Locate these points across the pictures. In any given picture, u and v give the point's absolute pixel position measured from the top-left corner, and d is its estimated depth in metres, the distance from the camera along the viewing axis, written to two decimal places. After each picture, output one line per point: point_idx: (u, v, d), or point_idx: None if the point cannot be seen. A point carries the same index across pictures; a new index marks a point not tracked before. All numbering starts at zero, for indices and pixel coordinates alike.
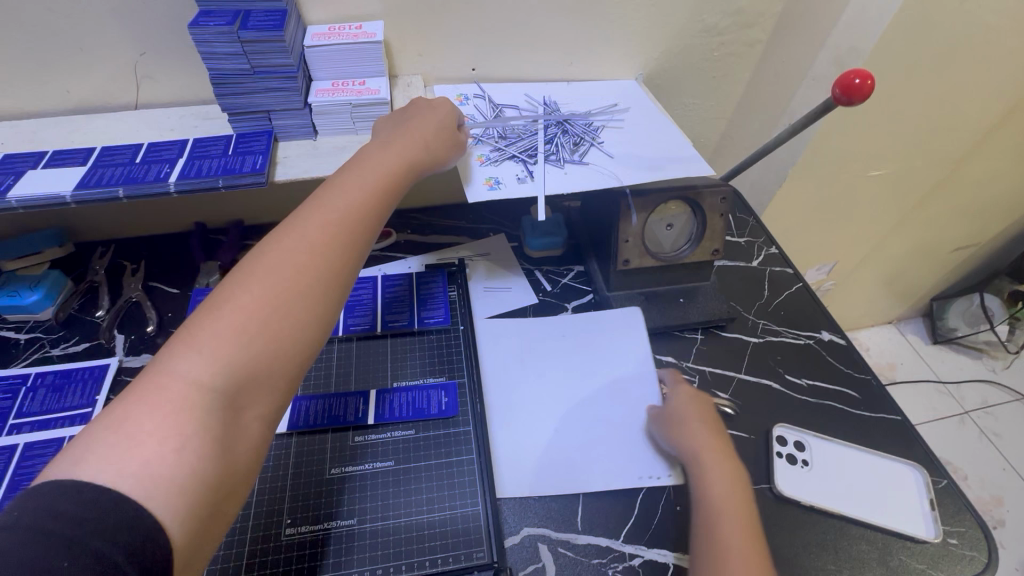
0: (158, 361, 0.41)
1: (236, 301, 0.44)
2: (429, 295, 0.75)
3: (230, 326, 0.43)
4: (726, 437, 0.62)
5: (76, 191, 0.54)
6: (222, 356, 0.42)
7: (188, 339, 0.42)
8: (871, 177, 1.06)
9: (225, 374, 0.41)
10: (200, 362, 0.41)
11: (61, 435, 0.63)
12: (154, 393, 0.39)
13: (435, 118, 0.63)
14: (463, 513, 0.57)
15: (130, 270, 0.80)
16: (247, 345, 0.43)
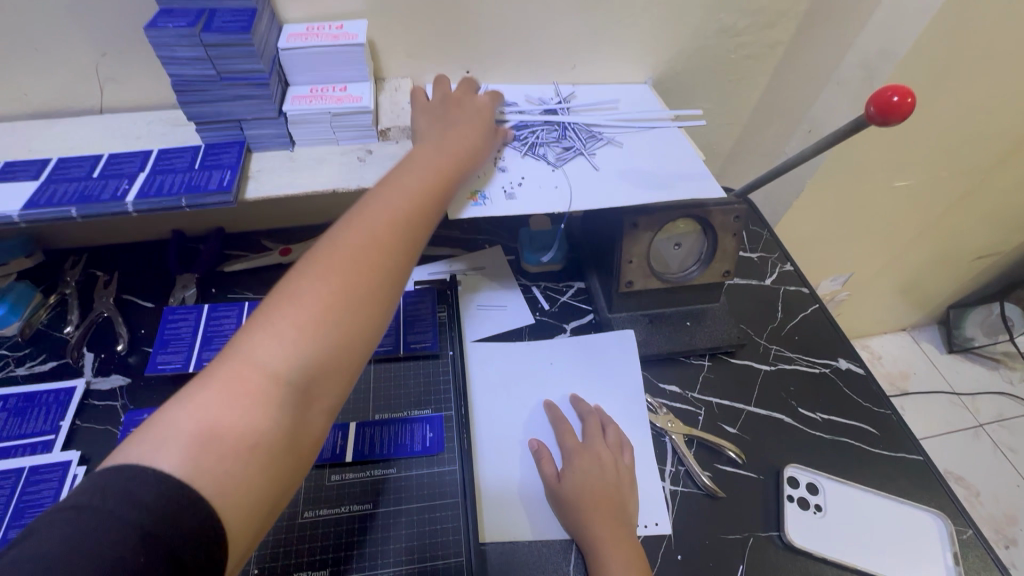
0: (233, 347, 0.38)
1: (314, 284, 0.41)
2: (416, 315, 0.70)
3: (305, 309, 0.40)
4: (623, 511, 0.55)
5: (24, 210, 0.49)
6: (298, 341, 0.39)
7: (264, 322, 0.39)
8: (896, 189, 1.00)
9: (300, 360, 0.39)
10: (280, 346, 0.38)
11: (20, 465, 0.59)
12: (232, 378, 0.36)
13: (484, 107, 0.61)
14: (446, 563, 0.52)
15: (102, 282, 0.75)
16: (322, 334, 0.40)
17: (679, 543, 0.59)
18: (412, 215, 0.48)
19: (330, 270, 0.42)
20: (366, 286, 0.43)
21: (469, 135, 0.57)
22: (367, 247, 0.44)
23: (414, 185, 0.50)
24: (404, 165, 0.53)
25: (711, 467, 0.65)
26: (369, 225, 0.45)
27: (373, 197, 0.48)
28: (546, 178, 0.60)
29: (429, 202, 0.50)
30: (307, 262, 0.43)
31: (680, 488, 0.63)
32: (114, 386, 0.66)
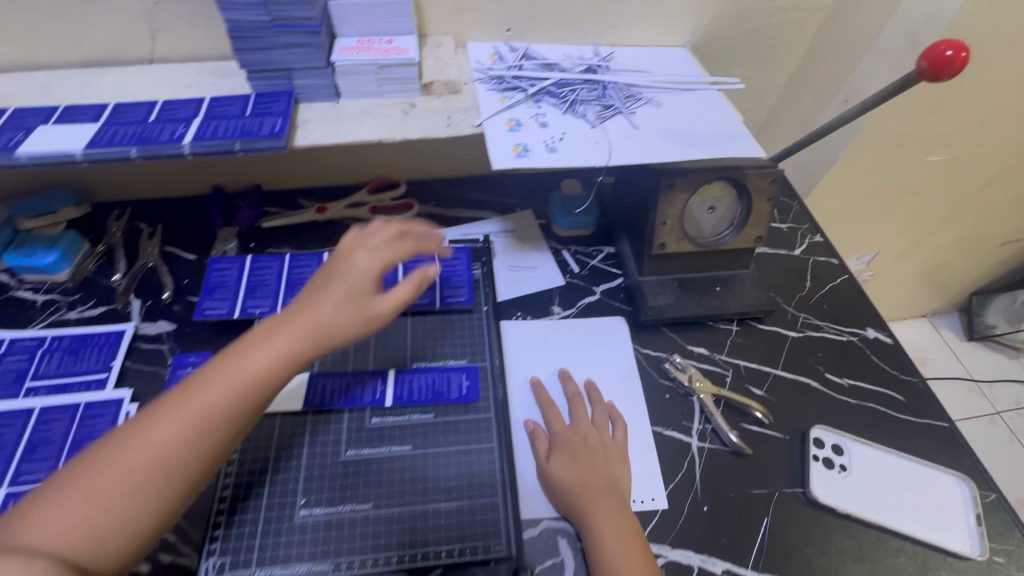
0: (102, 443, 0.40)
1: (100, 470, 0.38)
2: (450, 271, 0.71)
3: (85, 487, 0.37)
4: (613, 484, 0.55)
5: (87, 149, 0.51)
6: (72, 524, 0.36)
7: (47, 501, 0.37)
8: (929, 163, 0.99)
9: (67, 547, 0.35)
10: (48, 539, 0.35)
11: (76, 400, 0.62)
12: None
13: (373, 262, 0.51)
14: (482, 503, 0.54)
15: (147, 234, 0.78)
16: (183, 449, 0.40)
17: (705, 495, 0.61)
18: (224, 416, 0.42)
19: (112, 465, 0.38)
20: (153, 481, 0.39)
21: (329, 299, 0.48)
22: (164, 455, 0.40)
23: (232, 375, 0.43)
24: (250, 334, 0.46)
25: (738, 426, 0.66)
26: (169, 422, 0.41)
27: (198, 373, 0.44)
28: (587, 135, 0.61)
29: (254, 390, 0.44)
30: (109, 439, 0.40)
31: (707, 445, 0.65)
32: (161, 331, 0.69)
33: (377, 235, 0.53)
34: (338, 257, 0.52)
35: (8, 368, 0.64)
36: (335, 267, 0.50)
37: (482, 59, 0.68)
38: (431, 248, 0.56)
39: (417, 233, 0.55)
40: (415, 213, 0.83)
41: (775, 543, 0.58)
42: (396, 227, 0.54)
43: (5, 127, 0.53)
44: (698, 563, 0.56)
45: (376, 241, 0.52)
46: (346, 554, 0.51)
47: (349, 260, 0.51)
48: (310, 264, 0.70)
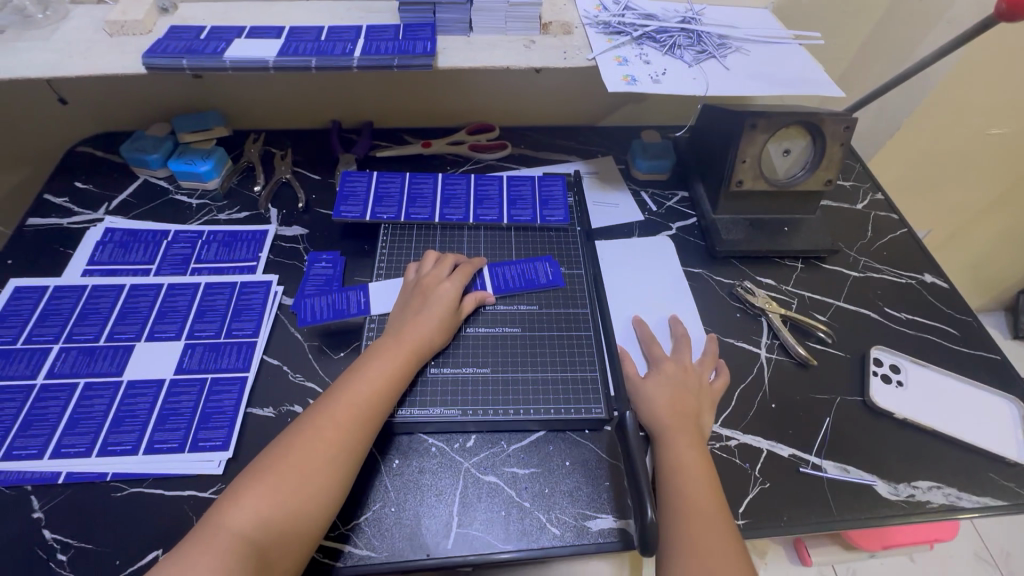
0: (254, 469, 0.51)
1: (284, 469, 0.50)
2: (544, 198, 0.81)
3: (278, 483, 0.50)
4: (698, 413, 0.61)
5: (278, 58, 0.62)
6: (273, 502, 0.49)
7: (246, 489, 0.49)
8: (990, 137, 1.04)
9: (274, 529, 0.48)
10: (258, 511, 0.48)
11: (232, 280, 0.74)
12: (213, 545, 0.46)
13: (450, 297, 0.65)
14: (584, 375, 0.65)
15: (279, 156, 0.89)
16: (324, 428, 0.53)
17: (774, 395, 0.69)
18: (369, 402, 0.56)
19: (288, 466, 0.51)
20: (330, 462, 0.52)
21: (428, 325, 0.62)
22: (328, 447, 0.52)
23: (374, 378, 0.57)
24: (366, 354, 0.60)
25: (803, 344, 0.74)
26: (327, 422, 0.53)
27: (335, 386, 0.57)
28: (685, 72, 0.69)
29: (383, 393, 0.57)
30: (280, 442, 0.53)
31: (775, 356, 0.72)
32: (296, 234, 0.80)
33: (439, 273, 0.68)
34: (417, 296, 0.65)
35: (176, 252, 0.76)
36: (413, 306, 0.64)
37: (589, 8, 0.76)
38: (474, 263, 0.71)
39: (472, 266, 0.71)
40: (507, 152, 0.93)
41: (836, 438, 0.66)
42: (450, 259, 0.70)
43: (209, 39, 0.64)
44: (768, 447, 0.64)
45: (445, 279, 0.67)
46: (471, 405, 0.62)
47: (436, 293, 0.65)
48: (426, 184, 0.82)
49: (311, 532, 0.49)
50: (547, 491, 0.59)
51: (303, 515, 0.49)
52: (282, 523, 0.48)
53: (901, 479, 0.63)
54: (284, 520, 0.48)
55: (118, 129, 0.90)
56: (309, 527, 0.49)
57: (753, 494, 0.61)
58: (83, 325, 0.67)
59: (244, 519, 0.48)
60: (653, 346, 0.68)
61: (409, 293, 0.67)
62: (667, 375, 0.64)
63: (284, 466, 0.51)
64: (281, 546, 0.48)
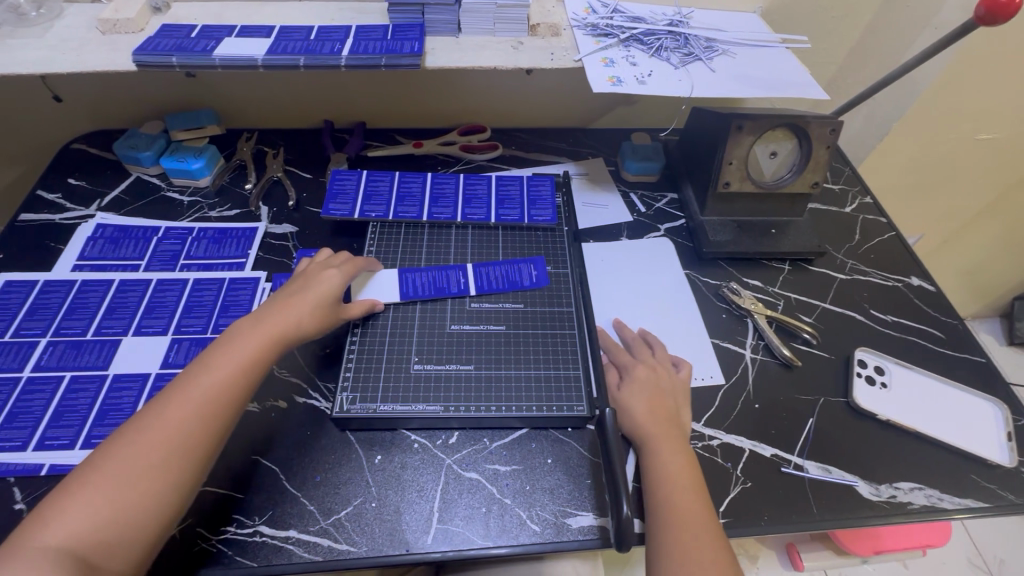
0: (84, 470, 0.48)
1: (115, 467, 0.47)
2: (532, 199, 0.82)
3: (106, 485, 0.47)
4: (677, 421, 0.62)
5: (267, 56, 0.63)
6: (102, 504, 0.46)
7: (66, 494, 0.46)
8: (980, 142, 1.05)
9: (100, 532, 0.45)
10: (81, 517, 0.45)
11: (221, 276, 0.74)
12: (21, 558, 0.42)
13: (330, 284, 0.63)
14: (565, 373, 0.65)
15: (271, 154, 0.90)
16: (163, 425, 0.50)
17: (757, 395, 0.69)
18: (217, 395, 0.53)
19: (119, 466, 0.48)
20: (171, 457, 0.49)
21: (299, 310, 0.60)
22: (163, 447, 0.49)
23: (224, 366, 0.55)
24: (221, 342, 0.57)
25: (788, 345, 0.74)
26: (167, 418, 0.50)
27: (179, 377, 0.54)
28: (671, 74, 0.70)
29: (240, 381, 0.55)
30: (113, 442, 0.49)
31: (759, 357, 0.72)
32: (286, 232, 0.80)
33: (325, 263, 0.67)
34: (297, 282, 0.64)
35: (166, 248, 0.76)
36: (287, 292, 0.62)
37: (578, 11, 0.77)
38: (368, 263, 0.70)
39: (362, 265, 0.69)
40: (498, 153, 0.94)
41: (819, 439, 0.66)
42: (342, 254, 0.69)
43: (199, 37, 0.65)
44: (750, 446, 0.64)
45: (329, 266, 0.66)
46: (454, 401, 0.62)
47: (315, 281, 0.64)
48: (416, 183, 0.82)
49: (144, 531, 0.47)
50: (528, 488, 0.59)
51: (135, 515, 0.46)
52: (108, 526, 0.45)
53: (883, 480, 0.63)
54: (109, 523, 0.45)
55: (113, 127, 0.91)
56: (142, 526, 0.47)
57: (734, 494, 0.61)
58: (70, 320, 0.68)
59: (63, 526, 0.44)
60: (627, 348, 0.69)
61: (287, 284, 0.64)
62: (643, 376, 0.65)
63: (115, 464, 0.48)
64: (107, 550, 0.45)
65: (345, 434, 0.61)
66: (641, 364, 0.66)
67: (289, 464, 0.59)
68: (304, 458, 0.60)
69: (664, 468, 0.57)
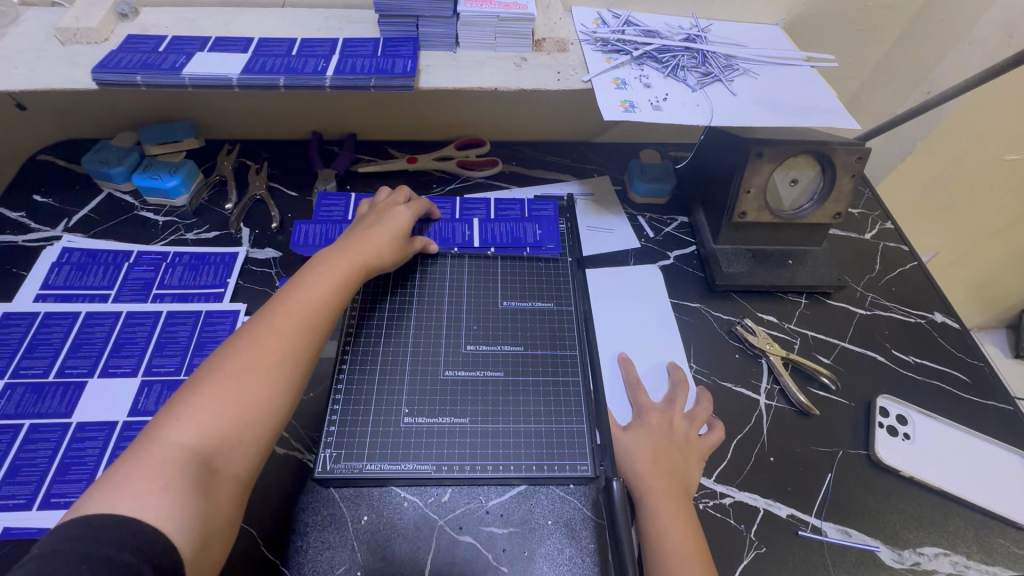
0: (197, 379, 0.47)
1: (228, 375, 0.47)
2: (521, 224, 0.76)
3: (225, 388, 0.47)
4: (682, 477, 0.57)
5: (242, 75, 0.57)
6: (220, 406, 0.46)
7: (187, 396, 0.46)
8: (1006, 163, 0.99)
9: (221, 434, 0.45)
10: (203, 421, 0.45)
11: (198, 308, 0.69)
12: (152, 460, 0.42)
13: (401, 219, 0.67)
14: (570, 428, 0.60)
15: (254, 170, 0.84)
16: (273, 333, 0.51)
17: (773, 447, 0.64)
18: (316, 309, 0.54)
19: (234, 373, 0.48)
20: (283, 361, 0.50)
21: (379, 241, 0.63)
22: (275, 352, 0.50)
23: (319, 286, 0.56)
24: (308, 266, 0.58)
25: (804, 389, 0.69)
26: (273, 328, 0.51)
27: (278, 294, 0.55)
28: (688, 97, 0.64)
29: (334, 298, 0.56)
30: (225, 350, 0.50)
31: (774, 404, 0.68)
32: (268, 258, 0.75)
33: (393, 200, 0.70)
34: (370, 217, 0.67)
35: (137, 277, 0.71)
36: (363, 225, 0.65)
37: (587, 23, 0.71)
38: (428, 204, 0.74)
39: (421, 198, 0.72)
40: (498, 170, 0.88)
41: (838, 498, 0.61)
42: (406, 190, 0.72)
43: (168, 52, 0.59)
44: (765, 506, 0.60)
45: (397, 202, 0.69)
46: (446, 459, 0.57)
47: (387, 216, 0.67)
48: None
49: (262, 436, 0.47)
50: (526, 554, 0.55)
51: (253, 420, 0.47)
52: (230, 429, 0.46)
53: (906, 544, 0.59)
54: (230, 426, 0.46)
55: (83, 138, 0.85)
56: (260, 430, 0.47)
57: (748, 559, 0.57)
58: (31, 359, 0.63)
59: (186, 430, 0.44)
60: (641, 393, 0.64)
61: (360, 219, 0.67)
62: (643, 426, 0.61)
63: (228, 372, 0.48)
64: (228, 450, 0.45)
65: (328, 492, 0.57)
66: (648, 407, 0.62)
67: (268, 525, 0.55)
68: (284, 519, 0.55)
69: (665, 543, 0.52)
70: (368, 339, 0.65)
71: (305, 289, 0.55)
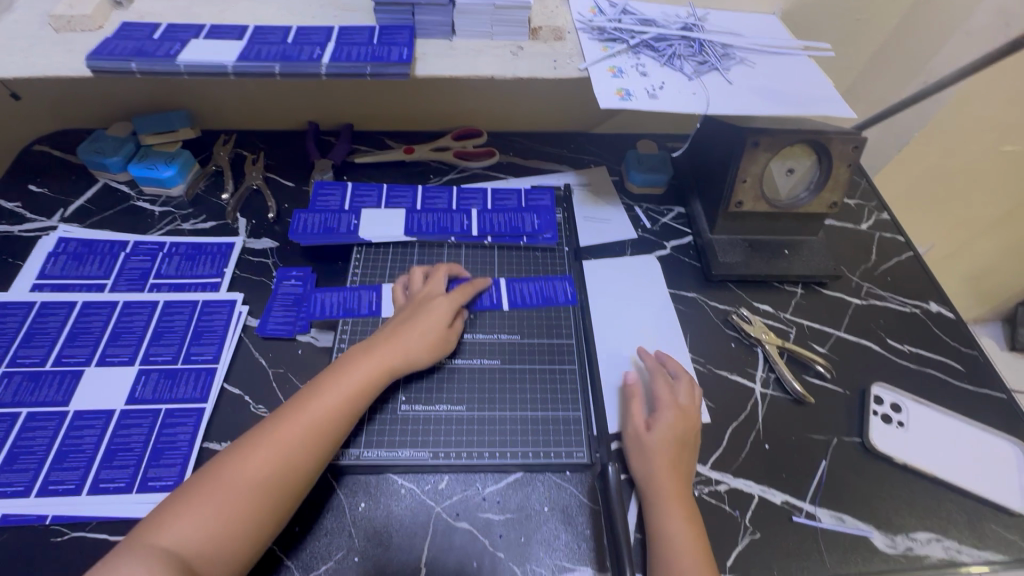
0: (204, 473, 0.50)
1: (223, 479, 0.49)
2: (550, 282, 0.71)
3: (216, 496, 0.48)
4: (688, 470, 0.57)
5: (238, 62, 0.57)
6: (207, 514, 0.47)
7: (187, 494, 0.48)
8: (1002, 154, 0.99)
9: (201, 544, 0.46)
10: (192, 521, 0.47)
11: (194, 298, 0.69)
12: (141, 552, 0.45)
13: (437, 312, 0.62)
14: (565, 415, 0.61)
15: (250, 160, 0.83)
16: (279, 442, 0.51)
17: (768, 435, 0.65)
18: (323, 420, 0.53)
19: (232, 478, 0.49)
20: (275, 475, 0.49)
21: (408, 340, 0.59)
22: (271, 463, 0.50)
23: (334, 394, 0.54)
24: (334, 367, 0.57)
25: (800, 378, 0.70)
26: (279, 435, 0.51)
27: (298, 394, 0.55)
28: (684, 86, 0.64)
29: (345, 408, 0.54)
30: (236, 448, 0.51)
31: (769, 392, 0.68)
32: (265, 248, 0.75)
33: (432, 289, 0.65)
34: (407, 311, 0.62)
35: (134, 266, 0.71)
36: (395, 321, 0.61)
37: (583, 11, 0.71)
38: (479, 281, 0.68)
39: (472, 286, 0.67)
40: (495, 160, 0.88)
41: (832, 484, 0.62)
42: (443, 272, 0.67)
43: (163, 39, 0.59)
44: (760, 493, 0.60)
45: (438, 293, 0.64)
46: (443, 446, 0.58)
47: (421, 308, 0.62)
48: (405, 196, 0.77)
49: (244, 547, 0.47)
50: (523, 540, 0.55)
51: (236, 530, 0.47)
52: (214, 533, 0.46)
53: (899, 530, 0.59)
54: (212, 536, 0.46)
55: (78, 128, 0.84)
56: (241, 542, 0.47)
57: (742, 545, 0.57)
58: (28, 348, 0.63)
59: (178, 530, 0.46)
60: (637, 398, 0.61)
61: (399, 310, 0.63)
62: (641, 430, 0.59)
63: (226, 476, 0.49)
64: (205, 559, 0.46)
65: (327, 478, 0.57)
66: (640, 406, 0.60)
67: None
68: None
69: (672, 538, 0.52)
70: (364, 327, 0.66)
71: (323, 396, 0.54)
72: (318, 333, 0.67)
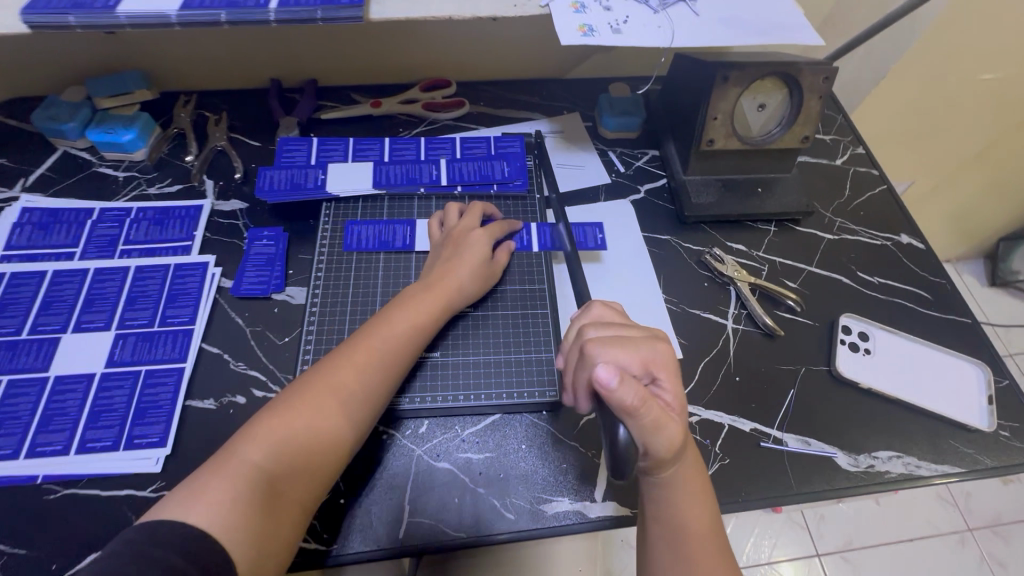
0: (280, 400, 0.51)
1: (299, 406, 0.50)
2: (581, 225, 0.74)
3: (292, 424, 0.49)
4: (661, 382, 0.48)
5: (181, 11, 0.54)
6: (288, 440, 0.49)
7: (267, 419, 0.50)
8: (980, 83, 0.98)
9: (284, 467, 0.48)
10: (273, 444, 0.48)
11: (166, 262, 0.68)
12: (226, 473, 0.46)
13: (481, 246, 0.64)
14: (537, 358, 0.63)
15: (213, 120, 0.81)
16: (353, 373, 0.53)
17: (738, 368, 0.66)
18: (389, 354, 0.55)
19: (308, 407, 0.51)
20: (346, 405, 0.52)
21: (458, 278, 0.61)
22: (342, 393, 0.52)
23: (402, 329, 0.57)
24: (392, 305, 0.59)
25: (771, 313, 0.71)
26: (349, 365, 0.53)
27: (362, 328, 0.57)
28: (650, 20, 0.62)
29: (411, 343, 0.57)
30: (311, 376, 0.53)
31: (741, 327, 0.70)
32: (234, 209, 0.74)
33: (469, 224, 0.66)
34: (447, 247, 0.64)
35: (102, 233, 0.70)
36: (442, 258, 0.63)
37: None
38: (511, 222, 0.69)
39: (505, 224, 0.68)
40: (465, 111, 0.86)
41: (799, 410, 0.64)
42: (478, 209, 0.68)
43: None
44: (729, 422, 0.63)
45: (474, 228, 0.65)
46: (435, 384, 0.60)
47: (466, 243, 0.64)
48: (372, 149, 0.75)
49: (321, 477, 0.50)
50: (501, 476, 0.57)
51: (315, 457, 0.50)
52: (298, 453, 0.49)
53: (863, 450, 0.62)
54: (296, 459, 0.49)
55: (30, 94, 0.81)
56: (317, 469, 0.50)
57: (711, 471, 0.60)
58: (2, 318, 0.63)
59: (257, 454, 0.47)
60: (612, 352, 0.48)
61: (440, 246, 0.65)
62: (648, 415, 0.44)
63: (302, 405, 0.51)
64: (290, 479, 0.48)
65: None
66: (629, 383, 0.43)
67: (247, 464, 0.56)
68: None
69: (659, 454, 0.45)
70: (395, 264, 0.68)
71: (390, 331, 0.56)
72: (293, 291, 0.68)
